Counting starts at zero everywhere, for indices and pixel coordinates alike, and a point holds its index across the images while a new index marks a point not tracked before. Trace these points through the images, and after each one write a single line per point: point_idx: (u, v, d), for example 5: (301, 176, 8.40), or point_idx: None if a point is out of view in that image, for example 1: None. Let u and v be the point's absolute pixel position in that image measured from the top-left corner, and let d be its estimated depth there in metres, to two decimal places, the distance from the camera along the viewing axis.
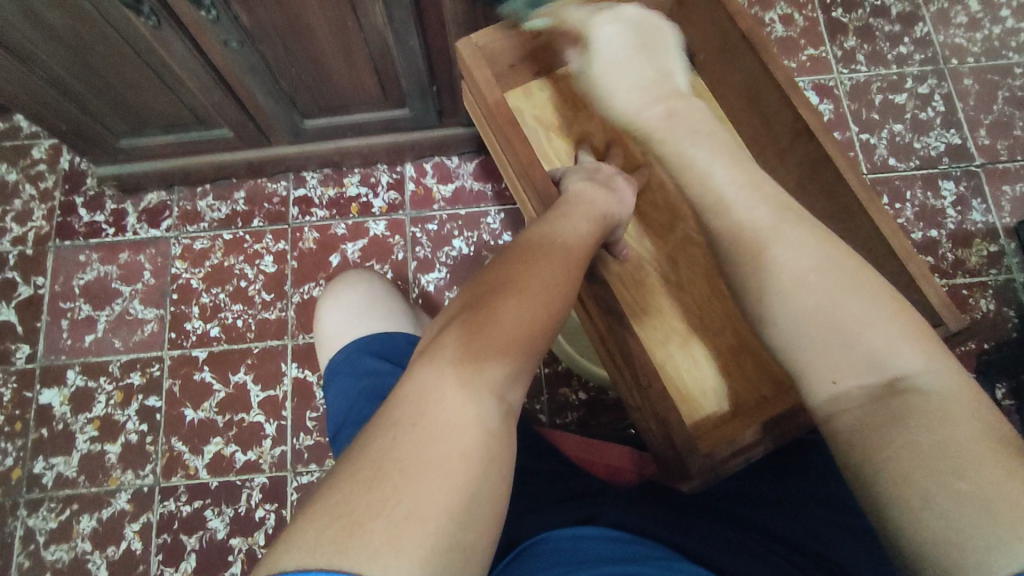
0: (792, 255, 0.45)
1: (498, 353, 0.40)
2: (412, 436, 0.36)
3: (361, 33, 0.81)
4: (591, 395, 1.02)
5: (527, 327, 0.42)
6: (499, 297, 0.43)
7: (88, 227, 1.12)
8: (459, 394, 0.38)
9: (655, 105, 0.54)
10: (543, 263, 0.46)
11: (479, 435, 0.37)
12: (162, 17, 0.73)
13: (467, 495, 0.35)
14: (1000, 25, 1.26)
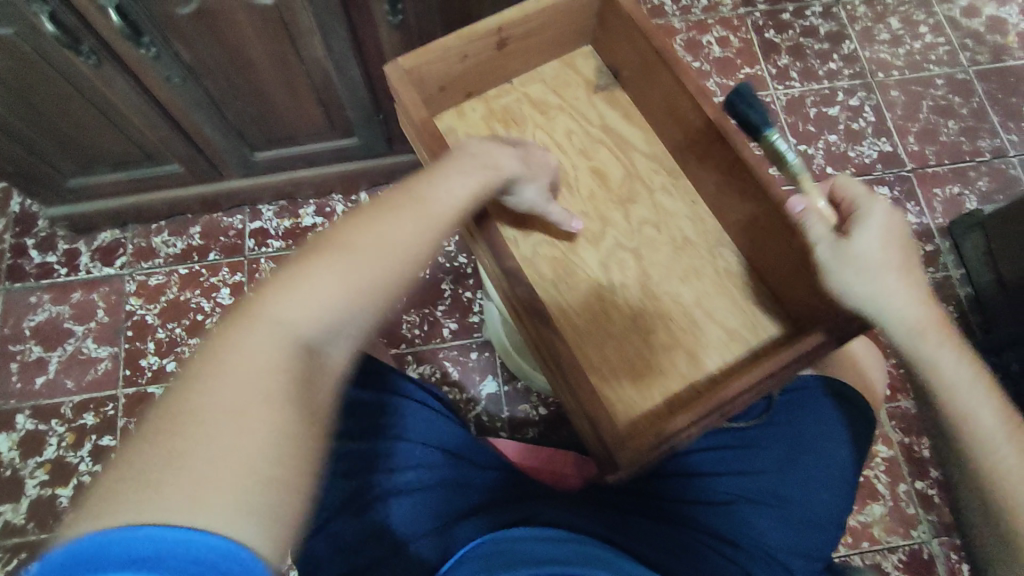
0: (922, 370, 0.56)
1: (314, 304, 0.43)
2: (218, 379, 0.38)
3: (303, 65, 0.83)
4: (550, 411, 1.05)
5: (359, 294, 0.45)
6: (337, 260, 0.45)
7: (39, 269, 1.12)
8: (278, 348, 0.41)
9: (918, 308, 0.53)
10: (396, 236, 0.49)
11: (286, 387, 0.40)
12: (102, 56, 0.75)
13: (264, 444, 0.37)
14: (921, 40, 1.34)
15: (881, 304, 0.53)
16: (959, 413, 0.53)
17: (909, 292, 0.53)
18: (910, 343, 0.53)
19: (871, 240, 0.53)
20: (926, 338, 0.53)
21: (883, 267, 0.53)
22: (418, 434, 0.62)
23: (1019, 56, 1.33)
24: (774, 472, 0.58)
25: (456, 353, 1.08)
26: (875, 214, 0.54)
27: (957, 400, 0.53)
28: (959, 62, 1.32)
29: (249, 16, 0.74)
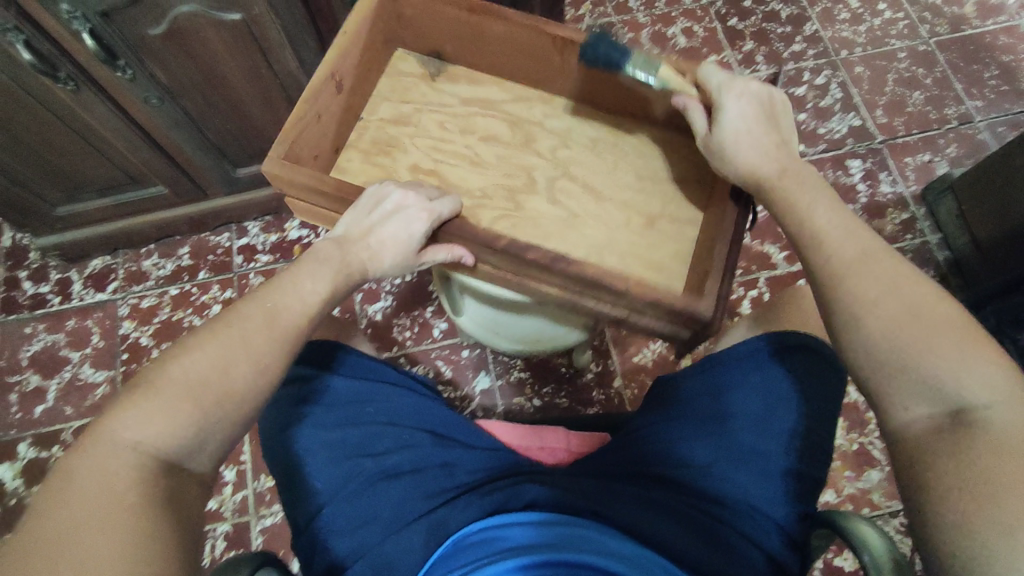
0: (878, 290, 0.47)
1: (171, 410, 0.45)
2: (95, 462, 0.42)
3: (276, 78, 0.86)
4: (544, 402, 1.06)
5: (239, 367, 0.48)
6: (216, 339, 0.48)
7: (33, 299, 1.13)
8: (157, 425, 0.44)
9: (772, 165, 0.55)
10: (281, 310, 0.52)
11: (157, 466, 0.44)
12: (79, 81, 0.78)
13: (134, 517, 0.40)
14: (880, 17, 1.37)
15: (733, 159, 0.57)
16: (822, 245, 0.51)
17: (763, 149, 0.56)
18: (766, 191, 0.56)
19: (727, 116, 0.57)
20: (782, 177, 0.55)
21: (739, 139, 0.57)
22: (405, 417, 0.60)
23: (978, 25, 1.36)
24: (751, 429, 0.59)
25: (448, 351, 1.10)
26: (732, 93, 0.58)
27: (818, 228, 0.52)
28: (919, 34, 1.36)
29: (218, 33, 0.77)
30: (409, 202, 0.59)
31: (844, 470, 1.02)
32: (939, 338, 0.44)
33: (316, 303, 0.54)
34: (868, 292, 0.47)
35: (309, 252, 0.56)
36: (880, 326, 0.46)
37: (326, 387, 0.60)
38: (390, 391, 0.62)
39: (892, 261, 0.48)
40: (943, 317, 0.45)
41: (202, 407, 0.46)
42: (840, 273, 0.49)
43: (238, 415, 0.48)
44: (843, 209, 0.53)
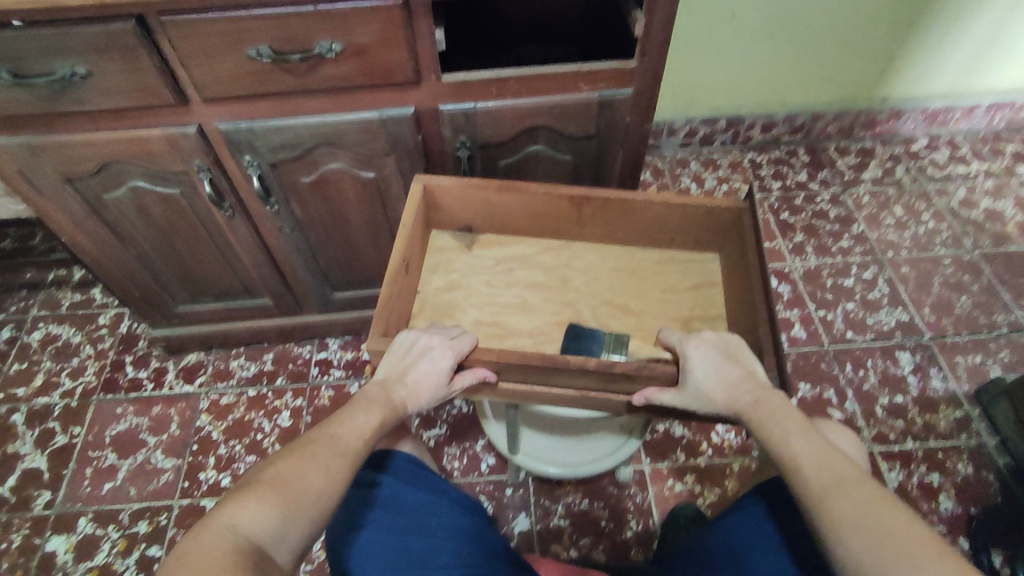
0: (826, 490, 0.54)
1: (259, 504, 0.52)
2: (206, 542, 0.48)
3: (387, 223, 1.03)
4: (582, 553, 1.05)
5: (316, 473, 0.55)
6: (305, 450, 0.57)
7: (130, 382, 1.26)
8: (255, 516, 0.51)
9: (744, 401, 0.62)
10: (349, 428, 0.60)
11: (251, 550, 0.49)
12: (237, 210, 0.96)
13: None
14: (925, 226, 1.49)
15: (712, 405, 0.63)
16: (801, 476, 0.56)
17: (733, 394, 0.62)
18: (748, 426, 0.62)
19: (689, 369, 0.64)
20: (758, 414, 0.61)
21: (712, 389, 0.63)
22: (462, 535, 0.66)
23: (1020, 243, 1.46)
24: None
25: (492, 487, 1.13)
26: (690, 347, 0.65)
27: (795, 458, 0.57)
28: (963, 245, 1.46)
29: (353, 186, 0.95)
30: (440, 345, 0.67)
31: None
32: (923, 563, 0.48)
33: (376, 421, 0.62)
34: (852, 516, 0.52)
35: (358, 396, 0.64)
36: (872, 554, 0.49)
37: (399, 493, 0.67)
38: (451, 506, 0.69)
39: (851, 478, 0.54)
40: (922, 542, 0.49)
41: (292, 504, 0.53)
42: (822, 498, 0.54)
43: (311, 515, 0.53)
44: (812, 434, 0.59)
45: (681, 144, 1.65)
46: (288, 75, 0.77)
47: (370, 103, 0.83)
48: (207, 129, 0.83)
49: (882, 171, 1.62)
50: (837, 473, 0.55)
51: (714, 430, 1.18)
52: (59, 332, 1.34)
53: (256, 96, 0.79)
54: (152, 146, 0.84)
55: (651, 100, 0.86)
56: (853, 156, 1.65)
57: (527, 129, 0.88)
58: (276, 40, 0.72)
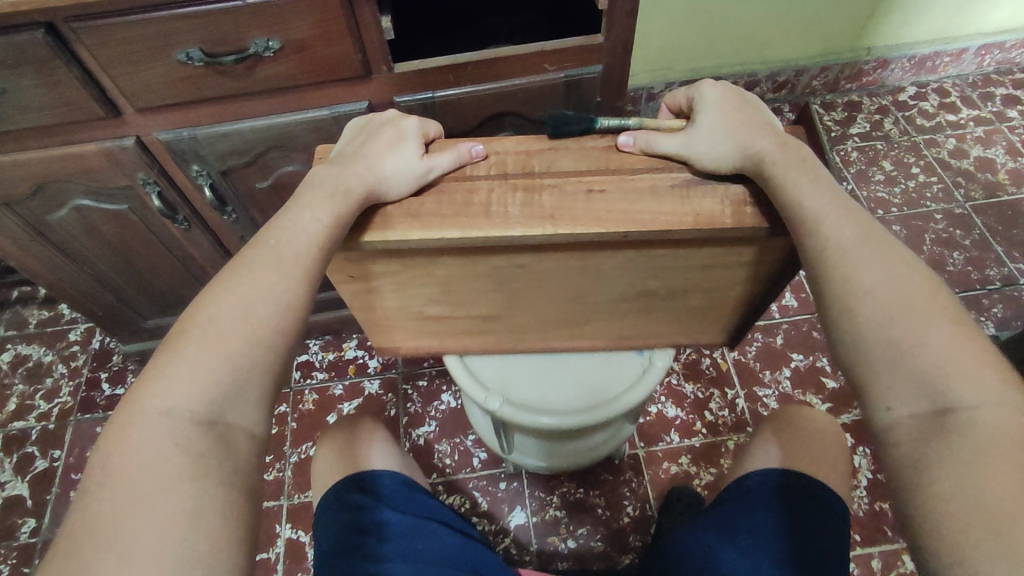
0: (840, 241, 0.47)
1: (201, 365, 0.44)
2: (133, 438, 0.41)
3: None
4: (579, 543, 1.04)
5: (258, 317, 0.46)
6: (234, 293, 0.47)
7: (108, 400, 1.23)
8: (189, 390, 0.43)
9: (763, 141, 0.53)
10: (291, 245, 0.50)
11: (196, 433, 0.42)
12: (192, 221, 0.91)
13: (181, 491, 0.39)
14: (915, 179, 1.45)
15: (722, 142, 0.54)
16: (823, 237, 0.48)
17: (746, 131, 0.54)
18: (764, 168, 0.52)
19: (701, 109, 0.57)
20: (776, 166, 0.51)
21: (719, 126, 0.55)
22: (448, 555, 0.64)
23: (1013, 192, 1.42)
24: (784, 562, 0.58)
25: (485, 482, 1.11)
26: (703, 93, 0.58)
27: (814, 214, 0.49)
28: (954, 198, 1.42)
29: None
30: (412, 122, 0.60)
31: None
32: (926, 322, 0.43)
33: (320, 232, 0.51)
34: (864, 279, 0.45)
35: (302, 192, 0.53)
36: (875, 316, 0.44)
37: (381, 516, 0.65)
38: (438, 528, 0.66)
39: (872, 238, 0.47)
40: (929, 302, 0.43)
41: (228, 360, 0.44)
42: (835, 261, 0.47)
43: (269, 369, 0.46)
44: (835, 191, 0.50)
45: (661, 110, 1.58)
46: (225, 78, 0.70)
47: (319, 100, 0.77)
48: (146, 139, 0.77)
49: (869, 124, 1.56)
50: (848, 226, 0.48)
51: (708, 408, 1.16)
52: (29, 352, 1.30)
53: (193, 102, 0.73)
54: (88, 162, 0.78)
55: (622, 76, 0.81)
56: (840, 111, 1.60)
57: (492, 116, 0.83)
58: (206, 41, 0.66)
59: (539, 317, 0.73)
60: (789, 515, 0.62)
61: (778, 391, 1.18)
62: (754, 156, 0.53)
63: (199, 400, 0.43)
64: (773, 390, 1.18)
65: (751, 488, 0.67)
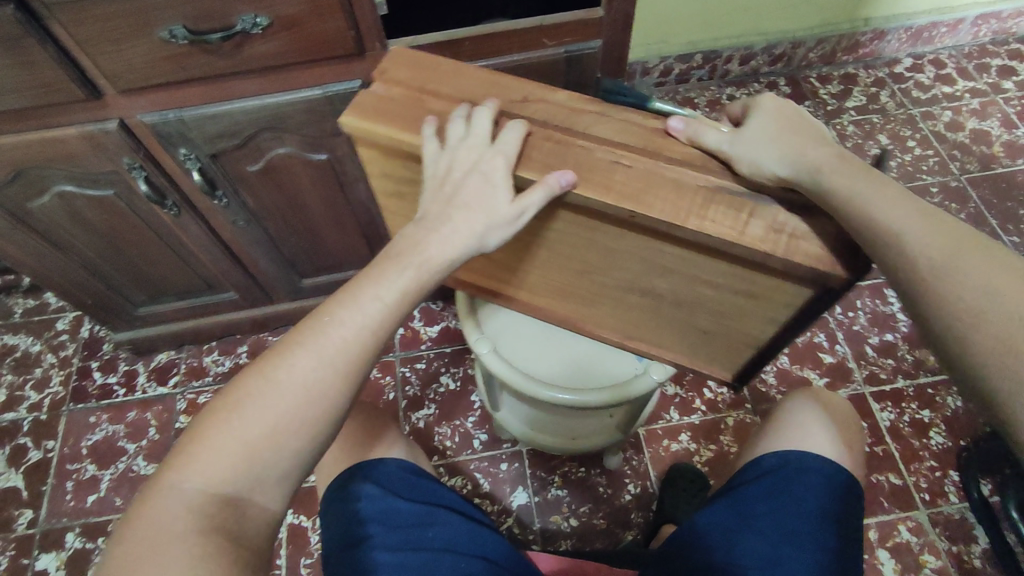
0: (932, 254, 0.44)
1: (225, 446, 0.44)
2: (158, 506, 0.43)
3: (350, 207, 0.96)
4: (581, 522, 1.05)
5: (292, 402, 0.45)
6: (270, 375, 0.45)
7: (100, 389, 1.21)
8: (212, 468, 0.44)
9: (821, 153, 0.49)
10: (331, 333, 0.46)
11: (211, 510, 0.43)
12: (181, 207, 0.88)
13: (184, 574, 0.41)
14: (911, 153, 1.44)
15: (770, 152, 0.49)
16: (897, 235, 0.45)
17: (802, 142, 0.50)
18: (821, 180, 0.47)
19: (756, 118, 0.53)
20: (834, 180, 0.47)
21: (774, 136, 0.50)
22: (462, 544, 0.64)
23: (1008, 164, 1.42)
24: (789, 547, 0.60)
25: (487, 463, 1.11)
26: (761, 105, 0.54)
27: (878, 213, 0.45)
28: (950, 171, 1.42)
29: (306, 170, 0.87)
30: (510, 144, 0.50)
31: None
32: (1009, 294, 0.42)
33: (375, 315, 0.47)
34: (964, 295, 0.43)
35: (384, 253, 0.49)
36: (993, 339, 0.41)
37: (393, 506, 0.65)
38: (450, 513, 0.66)
39: (963, 241, 0.44)
40: None
41: (250, 447, 0.44)
42: (928, 273, 0.44)
43: (292, 452, 0.45)
44: (905, 197, 0.46)
45: (656, 84, 1.56)
46: (211, 56, 0.67)
47: (311, 79, 0.74)
48: (130, 122, 0.74)
49: (865, 98, 1.54)
50: (932, 232, 0.45)
51: (707, 385, 1.17)
52: (17, 342, 1.27)
53: (179, 82, 0.70)
54: (71, 147, 0.75)
55: (623, 51, 0.78)
56: (836, 83, 1.58)
57: None
58: (190, 18, 0.63)
59: (551, 284, 0.71)
60: (804, 501, 0.63)
61: (777, 367, 1.19)
62: (807, 166, 0.48)
63: (219, 480, 0.44)
64: (771, 366, 1.19)
65: (769, 469, 0.67)
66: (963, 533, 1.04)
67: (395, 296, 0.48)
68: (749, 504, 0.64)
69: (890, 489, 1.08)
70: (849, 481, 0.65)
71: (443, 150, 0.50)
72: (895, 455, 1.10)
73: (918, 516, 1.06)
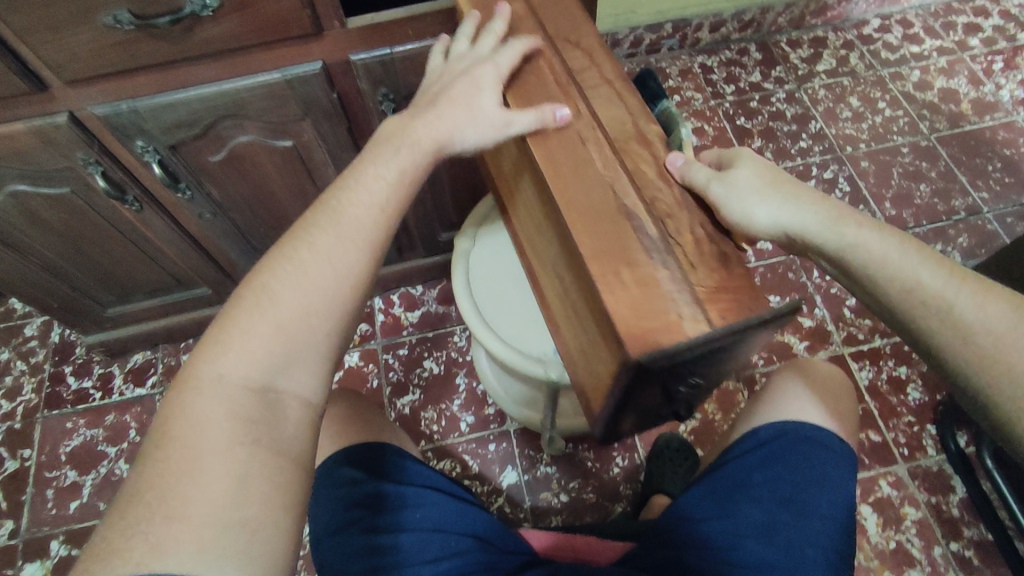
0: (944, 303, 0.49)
1: (256, 333, 0.45)
2: (196, 399, 0.42)
3: (320, 194, 0.94)
4: (571, 497, 1.06)
5: (317, 286, 0.47)
6: (293, 260, 0.47)
7: (75, 394, 1.18)
8: (246, 354, 0.44)
9: (826, 211, 0.53)
10: (347, 216, 0.49)
11: (250, 399, 0.43)
12: (143, 201, 0.85)
13: (233, 456, 0.41)
14: (882, 115, 1.45)
15: (775, 206, 0.52)
16: (895, 279, 0.50)
17: (805, 200, 0.53)
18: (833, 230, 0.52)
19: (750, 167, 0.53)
20: (852, 232, 0.51)
21: (778, 195, 0.53)
22: (451, 523, 0.64)
23: (975, 121, 1.43)
24: (788, 515, 0.60)
25: (474, 445, 1.11)
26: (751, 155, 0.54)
27: (877, 277, 0.51)
28: (920, 131, 1.43)
29: (271, 158, 0.84)
30: (506, 59, 0.53)
31: (885, 570, 1.00)
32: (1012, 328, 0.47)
33: (384, 197, 0.51)
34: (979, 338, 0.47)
35: (385, 137, 0.54)
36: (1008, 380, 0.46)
37: (378, 491, 0.64)
38: (437, 494, 0.66)
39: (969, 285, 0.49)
40: None
41: (283, 329, 0.45)
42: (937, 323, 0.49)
43: (322, 337, 0.47)
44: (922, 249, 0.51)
45: (627, 56, 1.54)
46: (161, 42, 0.64)
47: (269, 62, 0.71)
48: (81, 114, 0.71)
49: (835, 60, 1.54)
50: (944, 282, 0.49)
51: None
52: None
53: (130, 71, 0.67)
54: (19, 144, 0.71)
55: None
56: (806, 48, 1.57)
57: None
58: (134, 1, 0.60)
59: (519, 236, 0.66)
60: (789, 465, 0.63)
61: None
62: (815, 222, 0.53)
63: (253, 370, 0.44)
64: None
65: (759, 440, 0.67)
66: (941, 484, 1.07)
67: (394, 172, 0.51)
68: (740, 473, 0.64)
69: (870, 446, 1.10)
70: (827, 440, 0.66)
71: (450, 63, 0.57)
72: (874, 413, 1.13)
73: (898, 470, 1.08)
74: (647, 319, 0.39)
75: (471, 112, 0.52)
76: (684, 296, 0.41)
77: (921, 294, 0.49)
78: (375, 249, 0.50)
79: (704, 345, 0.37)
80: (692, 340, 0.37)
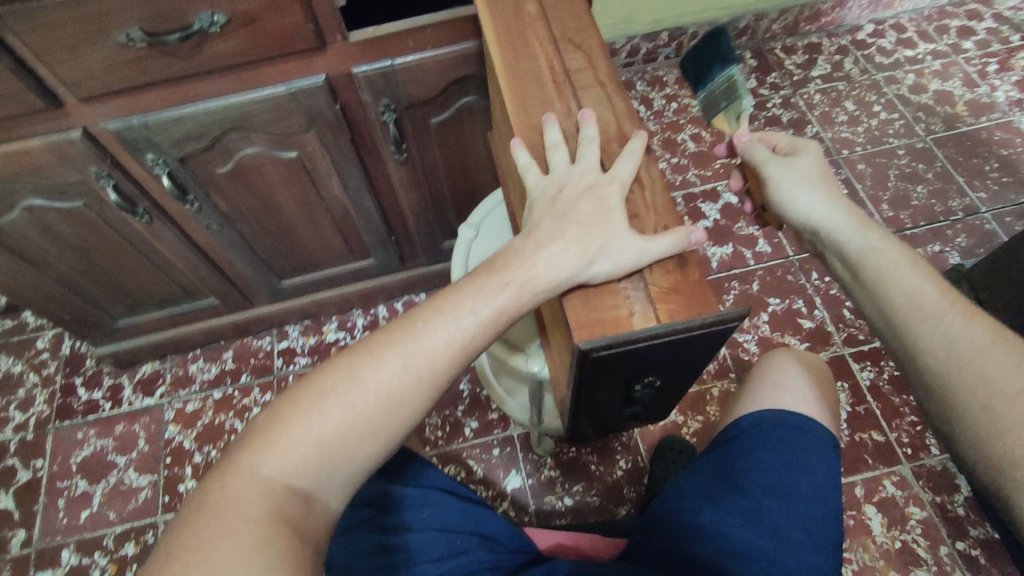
0: (919, 299, 0.53)
1: (307, 438, 0.44)
2: (235, 492, 0.42)
3: (324, 204, 0.96)
4: (576, 500, 1.07)
5: (379, 407, 0.45)
6: (360, 370, 0.45)
7: (86, 405, 1.20)
8: (287, 463, 0.43)
9: (851, 213, 0.60)
10: (428, 331, 0.47)
11: (286, 500, 0.43)
12: (153, 214, 0.87)
13: (257, 561, 0.40)
14: (877, 118, 1.47)
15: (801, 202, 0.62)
16: (878, 274, 0.56)
17: (835, 199, 0.61)
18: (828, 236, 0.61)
19: (795, 167, 0.64)
20: (868, 233, 0.58)
21: (810, 189, 0.62)
22: (457, 524, 0.65)
23: (971, 122, 1.45)
24: (770, 499, 0.62)
25: (479, 450, 1.12)
26: (802, 157, 0.65)
27: (883, 276, 0.55)
28: (916, 133, 1.44)
29: (276, 169, 0.87)
30: (625, 172, 0.51)
31: (890, 570, 1.01)
32: (1004, 371, 0.48)
33: (475, 319, 0.47)
34: (926, 340, 0.52)
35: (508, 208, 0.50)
36: (950, 371, 0.50)
37: (387, 492, 0.66)
38: (443, 494, 0.67)
39: (950, 297, 0.52)
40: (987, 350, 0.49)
41: (331, 440, 0.44)
42: (901, 314, 0.54)
43: (371, 452, 0.45)
44: (924, 266, 0.55)
45: (625, 65, 1.57)
46: (171, 58, 0.67)
47: (275, 76, 0.73)
48: (94, 130, 0.73)
49: (830, 66, 1.56)
50: (930, 283, 0.53)
51: None
52: None
53: (141, 87, 0.70)
54: (35, 159, 0.74)
55: None
56: (801, 53, 1.59)
57: (456, 80, 0.81)
58: (146, 20, 0.62)
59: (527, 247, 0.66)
60: (774, 451, 0.66)
61: (758, 335, 1.21)
62: (834, 218, 0.60)
63: (296, 474, 0.43)
64: (753, 335, 1.21)
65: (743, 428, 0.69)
66: (945, 484, 1.07)
67: (500, 291, 0.48)
68: (727, 463, 0.67)
69: (873, 446, 1.10)
70: (805, 424, 0.68)
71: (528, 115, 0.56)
72: (877, 413, 1.13)
73: (901, 470, 1.08)
74: (600, 311, 0.47)
75: (600, 233, 0.48)
76: (640, 293, 0.48)
77: (903, 288, 0.54)
78: (447, 378, 0.47)
79: (633, 337, 0.45)
80: (620, 335, 0.45)
